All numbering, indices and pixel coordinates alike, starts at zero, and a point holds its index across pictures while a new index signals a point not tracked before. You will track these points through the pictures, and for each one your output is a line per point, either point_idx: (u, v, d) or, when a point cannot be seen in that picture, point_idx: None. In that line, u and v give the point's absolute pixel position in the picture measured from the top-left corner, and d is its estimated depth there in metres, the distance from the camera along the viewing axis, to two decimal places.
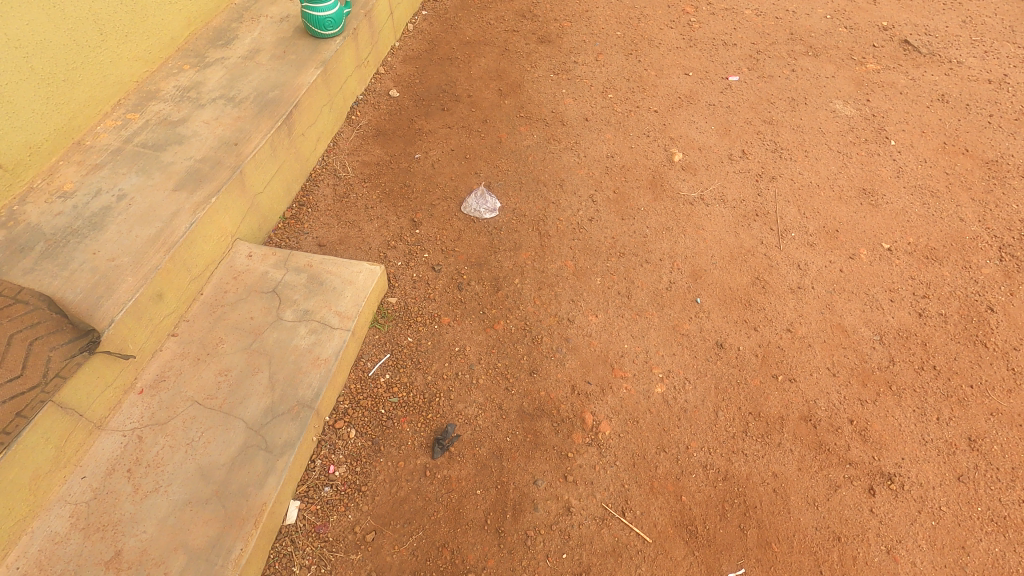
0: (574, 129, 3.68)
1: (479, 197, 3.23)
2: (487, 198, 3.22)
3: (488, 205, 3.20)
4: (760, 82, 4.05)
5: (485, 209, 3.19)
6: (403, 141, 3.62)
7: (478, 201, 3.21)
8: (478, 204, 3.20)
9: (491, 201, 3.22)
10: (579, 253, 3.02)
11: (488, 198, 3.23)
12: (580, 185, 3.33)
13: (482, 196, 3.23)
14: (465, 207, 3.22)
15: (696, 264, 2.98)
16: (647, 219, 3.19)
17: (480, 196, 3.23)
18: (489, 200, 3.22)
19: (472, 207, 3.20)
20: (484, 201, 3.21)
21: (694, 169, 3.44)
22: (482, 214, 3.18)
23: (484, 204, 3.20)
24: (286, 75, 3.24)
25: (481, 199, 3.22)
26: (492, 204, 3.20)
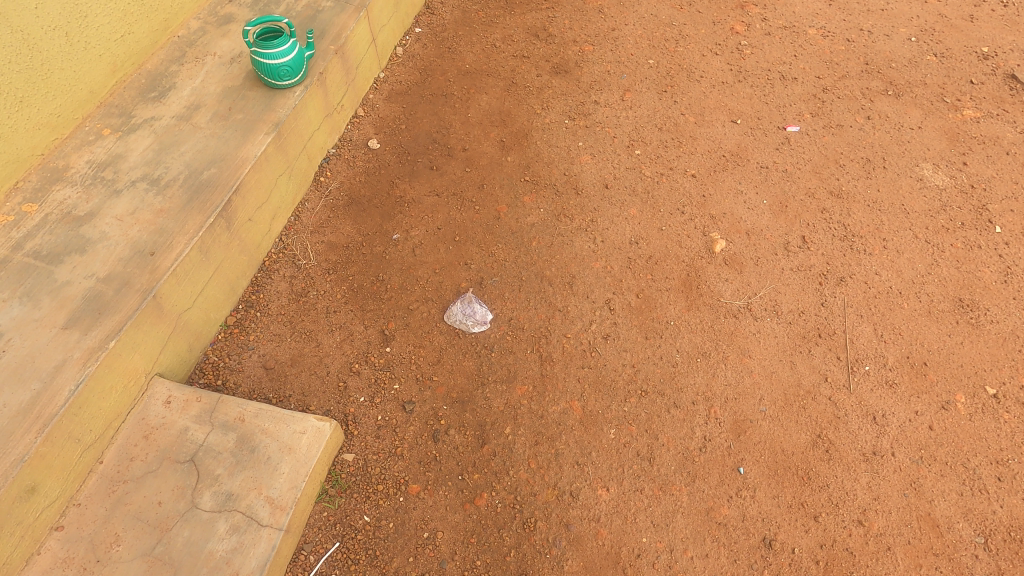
0: (590, 201, 2.98)
1: (466, 304, 2.55)
2: (476, 306, 2.55)
3: (477, 316, 2.55)
4: (826, 134, 3.26)
5: (473, 323, 2.54)
6: (380, 214, 2.96)
7: (465, 311, 2.54)
8: (465, 315, 2.54)
9: (482, 309, 2.57)
10: (588, 390, 2.39)
11: (478, 306, 2.56)
12: (595, 286, 2.67)
13: (469, 303, 2.56)
14: (448, 314, 2.57)
15: (739, 410, 2.33)
16: (677, 338, 2.52)
17: (468, 303, 2.56)
18: (479, 309, 2.55)
19: (456, 318, 2.55)
20: (472, 311, 2.54)
21: (739, 264, 2.74)
22: (469, 328, 2.53)
23: (473, 315, 2.54)
24: (228, 144, 2.58)
25: (468, 308, 2.55)
26: (483, 314, 2.55)
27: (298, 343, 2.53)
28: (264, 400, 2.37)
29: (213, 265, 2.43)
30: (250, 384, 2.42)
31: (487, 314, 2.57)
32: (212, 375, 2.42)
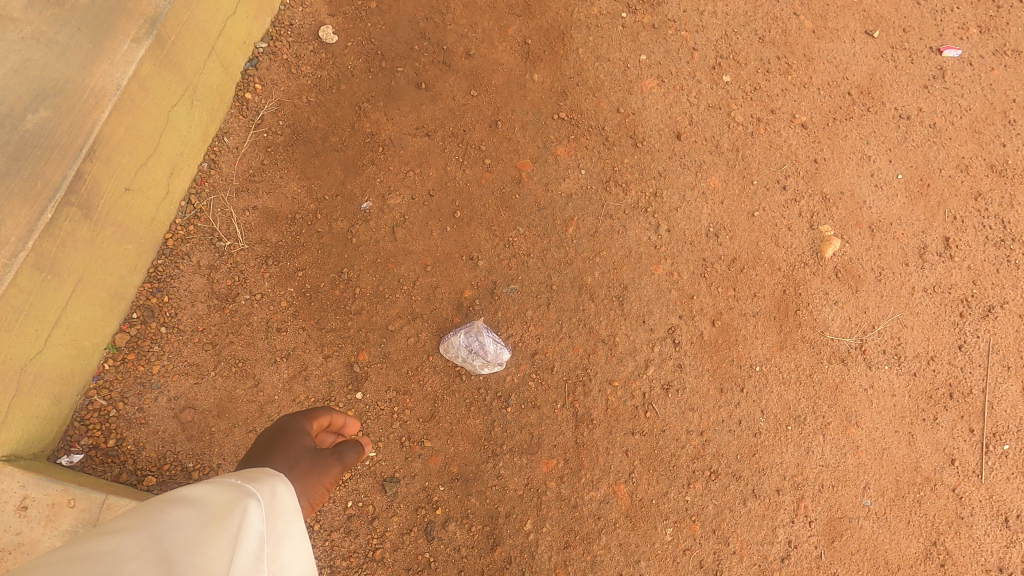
0: (654, 160, 2.02)
1: (472, 334, 1.77)
2: (486, 339, 1.77)
3: (488, 354, 1.77)
4: (997, 64, 2.21)
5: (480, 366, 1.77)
6: (342, 166, 1.97)
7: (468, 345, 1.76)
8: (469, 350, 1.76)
9: (495, 344, 1.78)
10: (639, 468, 1.74)
11: (489, 339, 1.77)
12: (655, 307, 1.88)
13: (477, 333, 1.77)
14: (446, 346, 1.79)
15: (837, 505, 1.75)
16: (763, 394, 1.83)
17: (475, 333, 1.77)
18: (489, 344, 1.77)
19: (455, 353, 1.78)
20: (478, 347, 1.76)
21: (857, 279, 1.95)
22: (475, 368, 1.77)
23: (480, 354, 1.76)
24: (67, 59, 1.43)
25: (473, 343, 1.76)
26: (497, 352, 1.77)
27: (225, 381, 1.75)
28: (183, 471, 1.67)
29: (73, 276, 1.53)
30: (156, 445, 1.68)
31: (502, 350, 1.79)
32: (100, 430, 1.66)
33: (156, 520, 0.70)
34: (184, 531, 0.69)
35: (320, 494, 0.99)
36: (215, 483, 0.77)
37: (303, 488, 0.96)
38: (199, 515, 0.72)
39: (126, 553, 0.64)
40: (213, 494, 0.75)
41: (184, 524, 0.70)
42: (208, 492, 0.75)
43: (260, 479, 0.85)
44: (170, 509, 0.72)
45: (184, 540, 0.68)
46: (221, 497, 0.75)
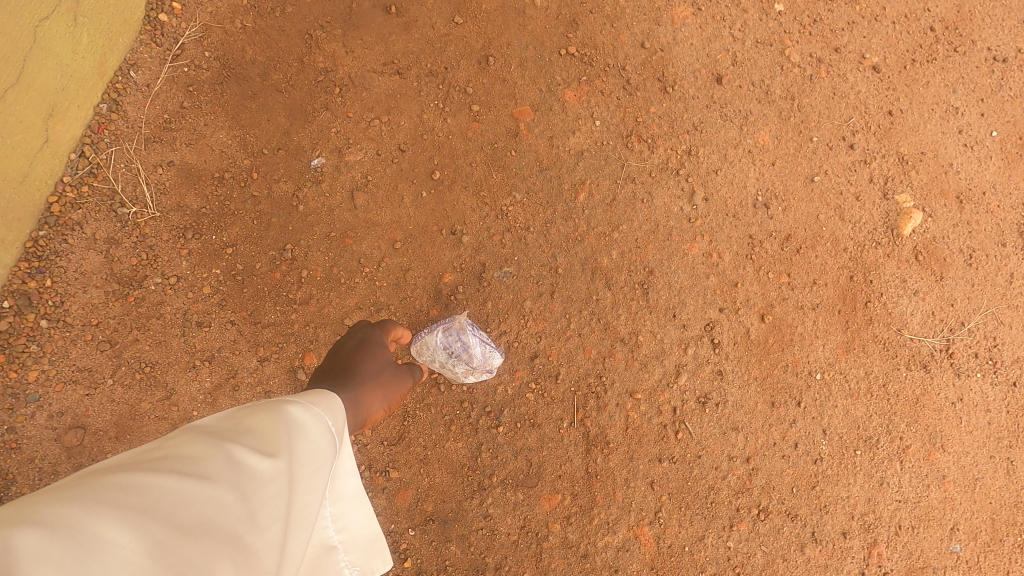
0: (688, 109, 1.59)
1: (452, 334, 1.35)
2: (472, 340, 1.35)
3: (475, 359, 1.35)
4: None
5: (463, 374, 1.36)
6: (286, 111, 1.52)
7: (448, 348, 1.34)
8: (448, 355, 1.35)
9: (484, 347, 1.37)
10: (668, 506, 1.35)
11: (476, 341, 1.36)
12: (688, 297, 1.47)
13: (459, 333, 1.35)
14: (420, 346, 1.36)
15: (917, 551, 1.38)
16: (825, 409, 1.43)
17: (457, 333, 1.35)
18: (475, 348, 1.35)
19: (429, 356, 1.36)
20: (461, 351, 1.34)
21: (941, 263, 1.54)
22: (458, 376, 1.36)
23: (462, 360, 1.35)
24: None
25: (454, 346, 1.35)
26: (486, 356, 1.36)
27: (127, 391, 1.33)
28: None
29: None
30: (34, 477, 1.28)
31: (492, 355, 1.38)
32: None
33: (278, 442, 0.63)
34: (300, 466, 0.64)
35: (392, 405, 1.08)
36: (317, 412, 0.71)
37: (383, 396, 1.01)
38: (309, 450, 0.66)
39: (252, 477, 0.58)
40: (319, 427, 0.70)
41: (298, 453, 0.65)
42: (313, 422, 0.69)
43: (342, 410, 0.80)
44: (283, 429, 0.65)
45: (298, 474, 0.64)
46: (326, 438, 0.69)
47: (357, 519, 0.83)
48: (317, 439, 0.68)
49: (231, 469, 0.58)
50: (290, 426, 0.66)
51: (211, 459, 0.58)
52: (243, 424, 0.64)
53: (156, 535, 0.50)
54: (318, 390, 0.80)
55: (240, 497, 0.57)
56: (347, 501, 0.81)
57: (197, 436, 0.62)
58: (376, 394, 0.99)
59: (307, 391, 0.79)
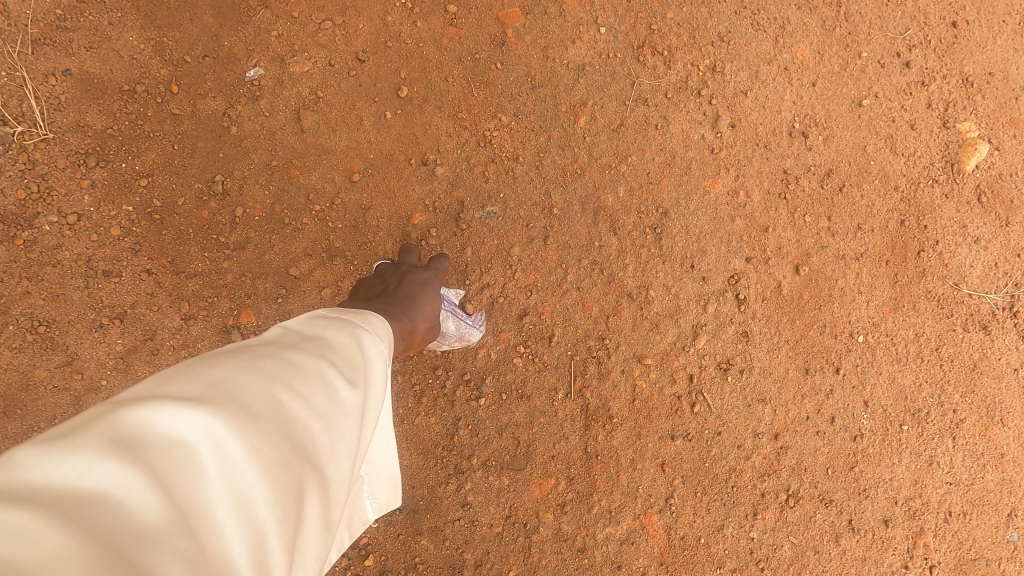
0: (714, 15, 1.29)
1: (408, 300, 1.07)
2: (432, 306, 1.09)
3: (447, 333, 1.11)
4: None
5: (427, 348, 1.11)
6: (212, 7, 1.20)
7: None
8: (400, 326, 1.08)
9: (459, 321, 1.13)
10: (681, 491, 1.14)
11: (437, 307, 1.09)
12: (710, 243, 1.22)
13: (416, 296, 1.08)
14: None
15: (969, 541, 1.18)
16: (868, 376, 1.21)
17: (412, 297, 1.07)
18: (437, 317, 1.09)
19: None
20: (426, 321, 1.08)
21: (1009, 205, 1.30)
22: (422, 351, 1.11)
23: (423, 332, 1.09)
24: None
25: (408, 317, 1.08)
26: (462, 333, 1.13)
27: (18, 357, 1.07)
28: None
29: None
30: None
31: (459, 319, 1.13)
32: None
33: (359, 364, 0.61)
34: (372, 395, 0.61)
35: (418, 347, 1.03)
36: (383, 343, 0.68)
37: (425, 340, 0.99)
38: (378, 381, 0.64)
39: (341, 397, 0.55)
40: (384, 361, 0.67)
41: (369, 381, 0.62)
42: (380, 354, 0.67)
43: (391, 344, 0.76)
44: (359, 355, 0.62)
45: (371, 403, 0.61)
46: (387, 374, 0.66)
47: (386, 457, 0.70)
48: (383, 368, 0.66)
49: (320, 383, 0.54)
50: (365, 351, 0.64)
51: (301, 369, 0.54)
52: (323, 340, 0.61)
53: (273, 434, 0.47)
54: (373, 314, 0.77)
55: (331, 419, 0.54)
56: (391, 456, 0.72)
57: (283, 346, 0.58)
58: (426, 317, 0.96)
59: (362, 314, 0.75)
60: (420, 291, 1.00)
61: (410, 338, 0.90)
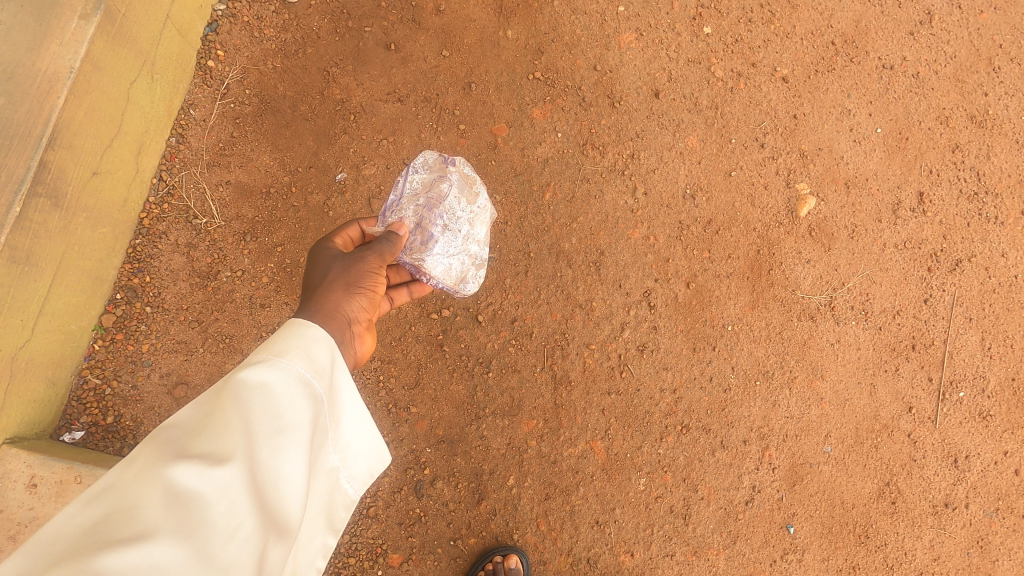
0: (632, 120, 1.99)
1: (446, 224, 1.42)
2: (448, 187, 1.48)
3: (426, 197, 1.45)
4: (986, 8, 2.15)
5: (484, 232, 1.55)
6: (313, 136, 1.93)
7: (461, 236, 1.45)
8: (468, 238, 1.48)
9: (417, 187, 1.48)
10: (615, 426, 1.84)
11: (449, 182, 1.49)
12: (631, 269, 1.91)
13: (439, 206, 1.43)
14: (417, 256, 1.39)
15: (799, 452, 1.87)
16: (734, 351, 1.90)
17: (442, 211, 1.43)
18: (456, 186, 1.50)
19: (459, 273, 1.48)
20: (422, 209, 1.42)
21: (830, 237, 1.98)
22: (443, 222, 1.42)
23: (473, 211, 1.51)
24: (9, 39, 1.37)
25: (461, 226, 1.45)
26: (427, 187, 1.47)
27: (215, 356, 1.81)
28: None
29: (49, 264, 1.53)
30: (155, 420, 1.76)
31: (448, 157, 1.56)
32: (98, 408, 1.74)
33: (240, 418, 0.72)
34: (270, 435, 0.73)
35: (368, 282, 1.17)
36: (275, 381, 0.76)
37: (347, 285, 1.12)
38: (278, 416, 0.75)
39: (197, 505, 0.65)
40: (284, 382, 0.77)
41: (261, 441, 0.71)
42: (274, 381, 0.76)
43: (310, 339, 0.87)
44: (243, 406, 0.73)
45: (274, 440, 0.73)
46: (298, 410, 0.77)
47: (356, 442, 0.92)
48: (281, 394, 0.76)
49: (196, 474, 0.66)
50: (252, 394, 0.74)
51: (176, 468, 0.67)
52: (207, 430, 0.70)
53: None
54: (292, 333, 0.86)
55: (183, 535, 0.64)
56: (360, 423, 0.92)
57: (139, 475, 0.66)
58: (353, 291, 1.12)
59: (274, 355, 0.80)
60: (330, 276, 1.13)
61: (350, 324, 1.07)
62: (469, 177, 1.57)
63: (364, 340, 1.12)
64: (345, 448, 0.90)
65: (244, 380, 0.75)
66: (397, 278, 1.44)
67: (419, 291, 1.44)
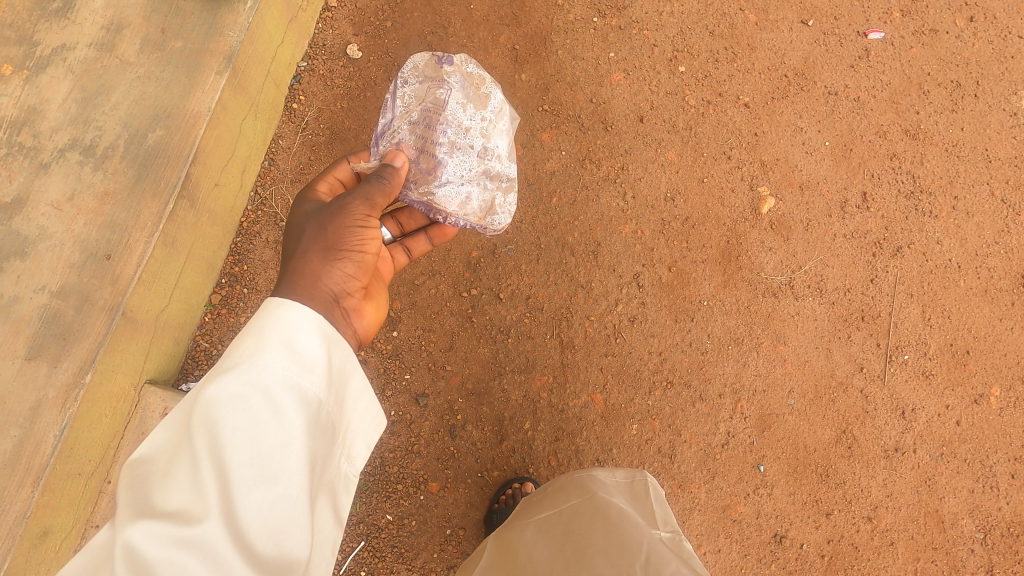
0: (622, 140, 2.49)
1: (450, 140, 1.57)
2: (448, 94, 1.60)
3: (426, 111, 1.60)
4: (915, 43, 2.62)
5: (503, 140, 1.66)
6: None
7: (471, 152, 1.59)
8: (481, 154, 1.61)
9: (415, 105, 1.62)
10: (611, 381, 2.26)
11: (448, 88, 1.61)
12: (622, 256, 2.37)
13: (442, 120, 1.57)
14: (432, 175, 1.58)
15: (767, 404, 2.26)
16: (710, 321, 2.32)
17: (446, 124, 1.57)
18: (458, 90, 1.62)
19: (483, 197, 1.65)
20: (425, 129, 1.58)
21: (788, 230, 2.41)
22: (446, 132, 1.57)
23: (480, 118, 1.62)
24: (172, 91, 2.03)
25: (469, 139, 1.59)
26: (426, 103, 1.61)
27: None
28: None
29: (183, 251, 2.09)
30: None
31: (443, 56, 1.66)
32: (207, 364, 2.25)
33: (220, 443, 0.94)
34: (254, 450, 0.96)
35: (340, 243, 1.35)
36: (226, 432, 0.95)
37: (321, 253, 1.32)
38: (258, 426, 0.98)
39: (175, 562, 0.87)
40: (253, 395, 1.00)
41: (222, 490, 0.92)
42: (242, 396, 0.99)
43: (276, 344, 1.07)
44: (213, 442, 0.94)
45: (261, 452, 0.97)
46: (253, 456, 0.96)
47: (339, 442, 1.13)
48: (254, 405, 0.99)
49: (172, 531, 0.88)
50: (223, 414, 0.96)
51: (163, 516, 0.89)
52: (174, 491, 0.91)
53: None
54: (247, 366, 1.02)
55: None
56: (349, 402, 1.18)
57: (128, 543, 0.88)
58: (334, 257, 1.33)
59: (223, 406, 0.96)
60: (309, 247, 1.33)
61: (334, 288, 1.31)
62: (473, 76, 1.66)
63: (361, 311, 1.40)
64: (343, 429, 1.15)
65: (204, 426, 0.94)
66: (416, 225, 1.80)
67: (435, 234, 1.78)
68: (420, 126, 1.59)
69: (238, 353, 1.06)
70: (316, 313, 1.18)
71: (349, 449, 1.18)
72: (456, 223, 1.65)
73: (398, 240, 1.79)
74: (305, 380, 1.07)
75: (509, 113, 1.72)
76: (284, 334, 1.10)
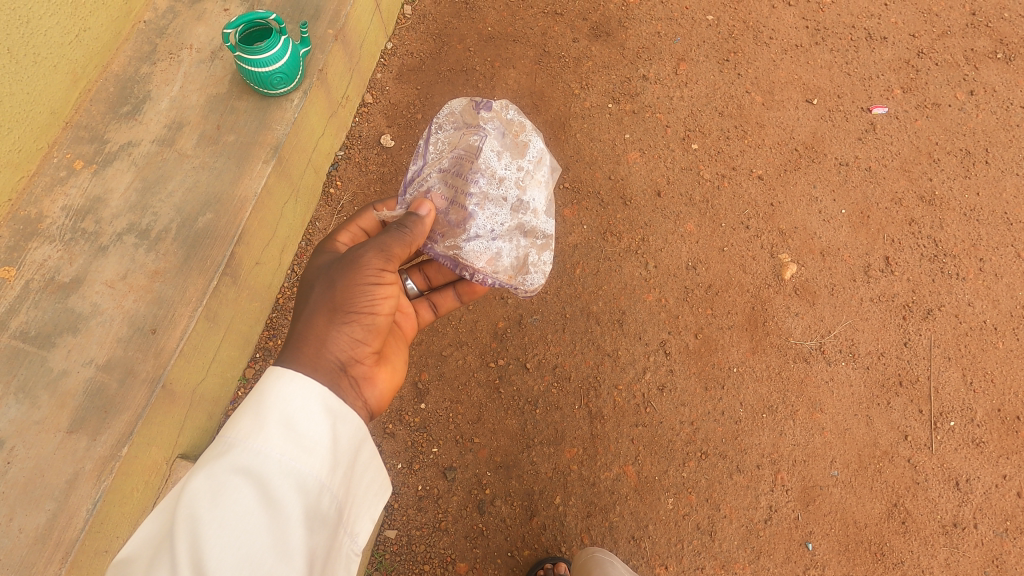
0: (641, 214, 2.58)
1: (482, 192, 1.67)
2: (484, 144, 1.71)
3: (459, 158, 1.71)
4: (919, 116, 2.74)
5: (540, 193, 1.75)
6: None
7: (504, 204, 1.68)
8: (515, 207, 1.70)
9: (448, 151, 1.74)
10: (643, 453, 2.20)
11: (483, 135, 1.73)
12: (648, 323, 2.38)
13: (476, 169, 1.68)
14: (461, 223, 1.66)
15: (810, 476, 2.16)
16: (741, 389, 2.28)
17: (480, 174, 1.67)
18: (495, 140, 1.73)
19: (515, 251, 1.72)
20: (459, 176, 1.68)
21: (813, 295, 2.42)
22: (479, 180, 1.67)
23: (516, 169, 1.72)
24: (222, 178, 2.21)
25: (502, 191, 1.68)
26: (461, 150, 1.72)
27: None
28: None
29: (222, 325, 2.17)
30: None
31: (483, 103, 1.78)
32: None
33: (203, 543, 0.90)
34: (242, 547, 0.93)
35: (348, 300, 1.38)
36: (212, 533, 0.92)
37: (328, 314, 1.35)
38: (247, 520, 0.95)
39: None
40: (243, 486, 0.98)
41: None
42: (230, 487, 0.97)
43: (269, 433, 1.05)
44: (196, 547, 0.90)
45: (250, 550, 0.93)
46: (241, 558, 0.92)
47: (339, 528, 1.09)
48: (244, 497, 0.97)
49: None
50: (209, 510, 0.94)
51: None
52: None
53: None
54: (238, 460, 1.01)
55: None
56: (351, 480, 1.15)
57: None
58: (343, 319, 1.36)
59: (208, 506, 0.94)
60: (318, 308, 1.36)
61: (340, 349, 1.33)
62: (513, 125, 1.78)
63: (375, 379, 1.44)
64: (345, 511, 1.11)
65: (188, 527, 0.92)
66: (444, 282, 1.87)
67: (465, 289, 1.85)
68: (453, 175, 1.69)
69: (232, 438, 1.05)
70: (321, 387, 1.16)
71: (352, 524, 1.14)
72: (486, 282, 1.71)
73: (425, 292, 1.87)
74: (304, 462, 1.04)
75: (548, 163, 1.82)
76: (281, 414, 1.09)
